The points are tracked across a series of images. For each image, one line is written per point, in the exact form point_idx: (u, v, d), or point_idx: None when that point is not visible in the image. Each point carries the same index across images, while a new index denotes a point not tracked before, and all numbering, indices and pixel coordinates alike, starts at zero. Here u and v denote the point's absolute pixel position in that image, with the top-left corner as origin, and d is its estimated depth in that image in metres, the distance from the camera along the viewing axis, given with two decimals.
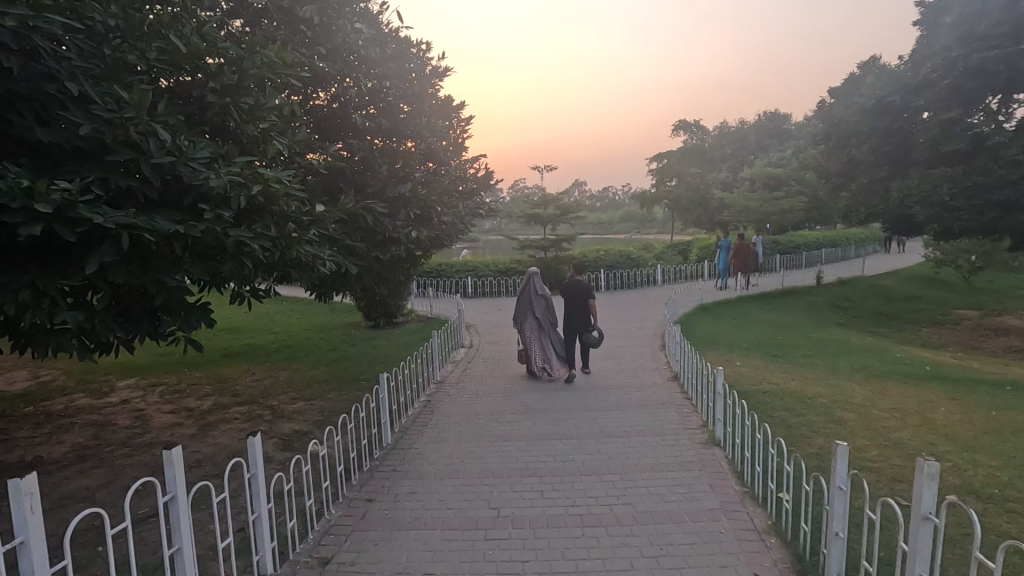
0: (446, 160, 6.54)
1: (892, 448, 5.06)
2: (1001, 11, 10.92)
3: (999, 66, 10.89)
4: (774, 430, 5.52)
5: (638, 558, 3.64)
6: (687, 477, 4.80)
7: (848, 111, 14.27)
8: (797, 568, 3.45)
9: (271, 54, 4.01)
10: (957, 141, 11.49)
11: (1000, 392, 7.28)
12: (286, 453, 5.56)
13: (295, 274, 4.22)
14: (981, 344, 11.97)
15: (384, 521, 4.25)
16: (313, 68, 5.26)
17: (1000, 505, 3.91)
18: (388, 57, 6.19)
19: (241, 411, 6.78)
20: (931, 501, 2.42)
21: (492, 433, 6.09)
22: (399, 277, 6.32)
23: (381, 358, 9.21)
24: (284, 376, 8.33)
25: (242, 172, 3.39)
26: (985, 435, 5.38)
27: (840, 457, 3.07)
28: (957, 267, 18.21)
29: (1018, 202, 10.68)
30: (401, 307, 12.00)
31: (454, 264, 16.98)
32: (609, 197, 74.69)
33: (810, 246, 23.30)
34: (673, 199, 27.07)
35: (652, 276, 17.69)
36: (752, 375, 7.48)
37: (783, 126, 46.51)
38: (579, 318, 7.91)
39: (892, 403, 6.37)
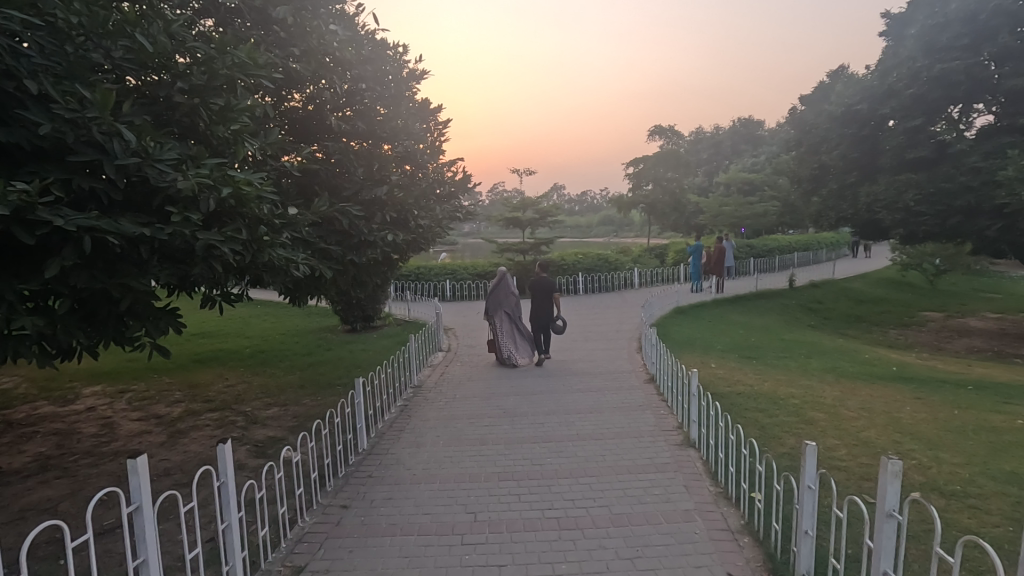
0: (423, 163, 6.52)
1: (859, 447, 5.19)
2: (961, 24, 11.36)
3: (960, 76, 11.29)
4: (747, 431, 5.61)
5: (614, 560, 3.66)
6: (663, 478, 4.85)
7: (817, 118, 14.66)
8: (768, 567, 3.51)
9: (243, 53, 3.91)
10: (920, 149, 11.89)
11: (963, 391, 7.53)
12: (259, 460, 5.46)
13: (268, 278, 4.13)
14: (946, 345, 12.37)
15: (360, 527, 4.21)
16: (286, 69, 5.19)
17: (962, 501, 4.04)
18: (364, 59, 6.16)
19: (213, 418, 6.64)
20: (895, 498, 2.49)
21: (469, 437, 6.07)
22: (376, 280, 6.27)
23: (359, 362, 9.12)
24: (258, 381, 8.17)
25: (212, 174, 3.31)
26: (948, 433, 5.56)
27: (809, 457, 3.14)
28: (923, 270, 18.81)
29: (978, 208, 11.10)
30: (378, 311, 11.91)
31: (432, 267, 16.95)
32: (587, 201, 75.40)
33: (783, 250, 23.83)
34: (650, 203, 27.36)
35: (629, 279, 17.89)
36: (726, 376, 7.60)
37: (756, 132, 47.54)
38: (546, 308, 8.78)
39: (861, 403, 6.53)
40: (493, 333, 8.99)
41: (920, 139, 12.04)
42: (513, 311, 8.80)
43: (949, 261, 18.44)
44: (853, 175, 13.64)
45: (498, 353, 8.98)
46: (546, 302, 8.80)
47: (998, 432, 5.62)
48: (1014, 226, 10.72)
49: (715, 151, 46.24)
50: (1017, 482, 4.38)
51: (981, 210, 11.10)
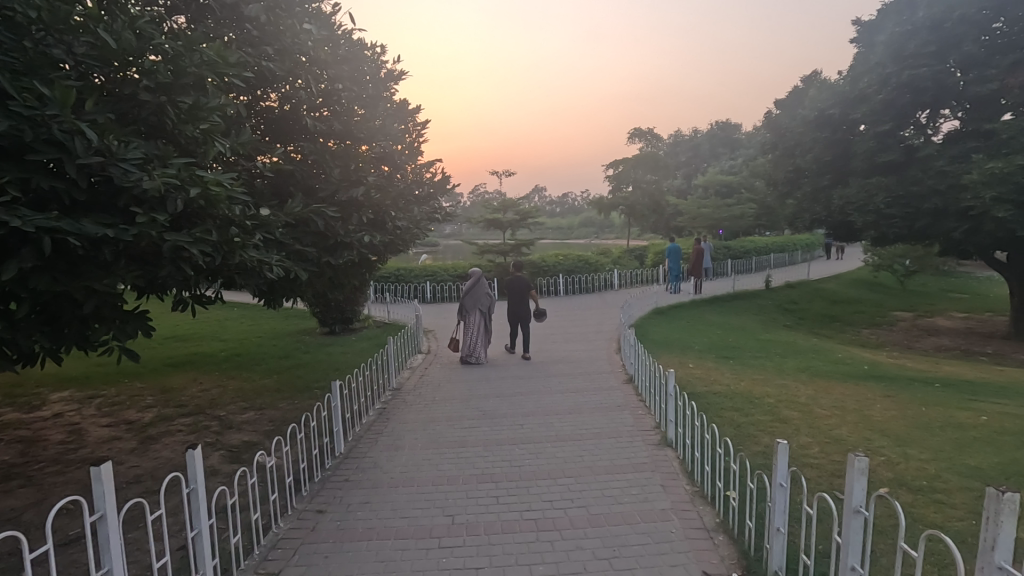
0: (401, 164, 6.47)
1: (832, 444, 5.29)
2: (928, 32, 11.68)
3: (927, 83, 11.63)
4: (723, 430, 5.68)
5: (591, 560, 3.67)
6: (640, 478, 4.89)
7: (791, 122, 14.94)
8: (742, 565, 3.56)
9: (212, 51, 3.83)
10: (890, 153, 12.21)
11: (931, 389, 7.74)
12: (233, 465, 5.36)
13: (240, 280, 4.07)
14: (915, 344, 12.70)
15: (336, 532, 4.16)
16: (259, 68, 5.11)
17: (928, 496, 4.14)
18: (340, 60, 6.11)
19: (186, 423, 6.50)
20: (861, 494, 2.55)
21: (447, 439, 6.04)
22: (353, 282, 6.21)
23: (337, 365, 9.03)
24: (233, 385, 8.03)
25: (179, 173, 3.23)
26: (916, 430, 5.70)
27: (781, 455, 3.19)
28: (893, 271, 19.29)
29: (946, 211, 11.42)
30: (357, 313, 11.80)
31: (412, 269, 16.86)
32: (568, 203, 75.82)
33: (760, 251, 24.23)
34: (629, 206, 27.35)
35: (609, 280, 18.02)
36: (702, 376, 7.69)
37: (732, 136, 48.30)
38: (523, 306, 9.11)
39: (834, 402, 6.67)
40: (466, 331, 9.17)
41: (890, 143, 12.36)
42: (488, 311, 9.06)
43: (918, 262, 18.96)
44: (826, 178, 13.95)
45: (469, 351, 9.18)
46: (522, 300, 9.13)
47: (963, 428, 5.78)
48: (979, 228, 11.06)
49: (693, 154, 46.87)
50: (980, 476, 4.51)
51: (948, 212, 11.41)
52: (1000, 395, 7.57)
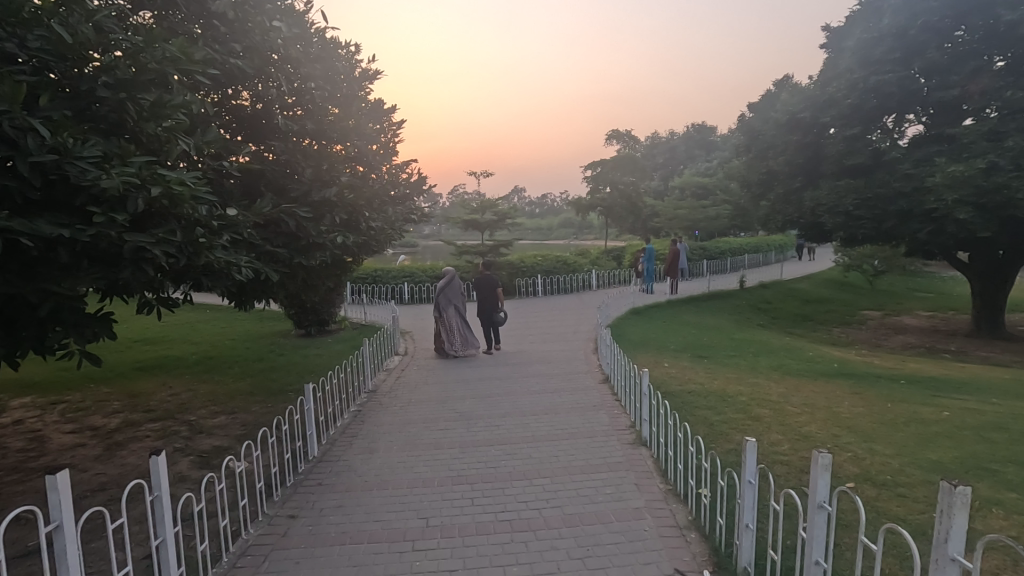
0: (376, 164, 6.42)
1: (801, 441, 5.40)
2: (893, 38, 12.01)
3: (892, 88, 11.96)
4: (696, 428, 5.75)
5: (565, 560, 3.68)
6: (615, 478, 4.92)
7: (764, 125, 15.23)
8: (713, 561, 3.60)
9: (175, 47, 3.75)
10: (858, 156, 12.52)
11: (896, 385, 7.96)
12: (202, 471, 5.24)
13: (207, 282, 3.99)
14: (883, 342, 13.06)
15: (307, 537, 4.10)
16: (227, 65, 5.00)
17: (891, 490, 4.25)
18: (313, 59, 6.02)
19: (154, 428, 6.34)
20: (825, 490, 2.61)
21: (423, 441, 6.01)
22: (328, 283, 6.13)
23: (312, 367, 8.91)
24: (204, 389, 7.85)
25: (140, 172, 3.14)
26: (882, 426, 5.86)
27: (749, 452, 3.24)
28: (862, 271, 19.79)
29: (911, 212, 11.76)
30: (334, 315, 11.67)
31: (390, 270, 16.73)
32: (547, 203, 76.17)
33: (734, 251, 24.66)
34: (606, 206, 27.60)
35: (587, 281, 18.16)
36: (678, 375, 7.77)
37: (708, 138, 49.14)
38: (492, 303, 9.63)
39: (804, 399, 6.82)
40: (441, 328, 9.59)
41: (858, 146, 12.67)
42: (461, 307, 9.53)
43: (886, 262, 19.49)
44: (798, 180, 14.25)
45: (447, 346, 9.67)
46: (491, 297, 9.62)
47: (926, 423, 5.96)
48: (943, 230, 11.41)
49: (671, 156, 47.45)
50: (941, 470, 4.64)
51: (914, 214, 11.76)
52: (962, 391, 7.81)
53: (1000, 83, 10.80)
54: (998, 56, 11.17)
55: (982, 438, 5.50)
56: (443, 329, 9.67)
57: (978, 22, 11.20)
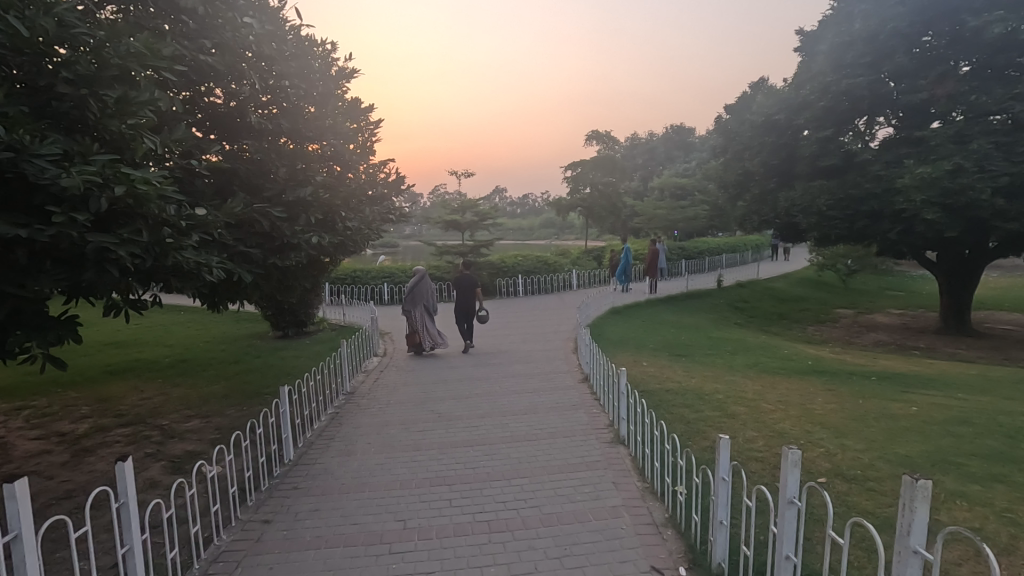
0: (353, 163, 6.35)
1: (775, 437, 5.49)
2: (864, 43, 12.28)
3: (863, 92, 12.24)
4: (673, 426, 5.80)
5: (543, 560, 3.69)
6: (593, 477, 4.94)
7: (740, 126, 15.47)
8: (689, 558, 3.64)
9: (140, 43, 3.67)
10: (831, 157, 12.79)
11: (868, 382, 8.14)
12: (173, 476, 5.12)
13: (177, 283, 3.89)
14: (855, 339, 13.36)
15: (282, 542, 4.04)
16: (197, 62, 4.89)
17: (861, 484, 4.35)
18: (287, 57, 5.93)
19: (125, 433, 6.19)
20: (795, 486, 2.66)
21: (402, 443, 5.96)
22: (304, 284, 6.05)
23: (288, 369, 8.77)
24: (178, 392, 7.69)
25: (103, 170, 3.06)
26: (853, 422, 5.98)
27: (723, 450, 3.28)
28: (836, 270, 20.21)
29: (882, 213, 12.04)
30: (311, 316, 11.52)
31: (369, 270, 16.59)
32: (528, 203, 76.33)
33: (712, 251, 24.99)
34: (586, 206, 27.73)
35: (568, 280, 18.24)
36: (656, 374, 7.84)
37: (687, 139, 49.73)
38: (469, 301, 9.72)
39: (778, 396, 6.93)
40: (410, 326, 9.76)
41: (831, 148, 12.95)
42: (431, 307, 9.63)
43: (859, 262, 19.94)
44: (773, 181, 14.50)
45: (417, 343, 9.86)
46: (467, 297, 9.71)
47: (895, 418, 6.10)
48: (912, 230, 11.71)
49: (650, 156, 47.87)
50: (908, 464, 4.76)
51: (884, 215, 12.05)
52: (930, 387, 8.03)
53: (966, 88, 11.09)
54: (964, 61, 11.47)
55: (948, 432, 5.66)
56: (413, 327, 9.83)
57: (945, 28, 11.48)
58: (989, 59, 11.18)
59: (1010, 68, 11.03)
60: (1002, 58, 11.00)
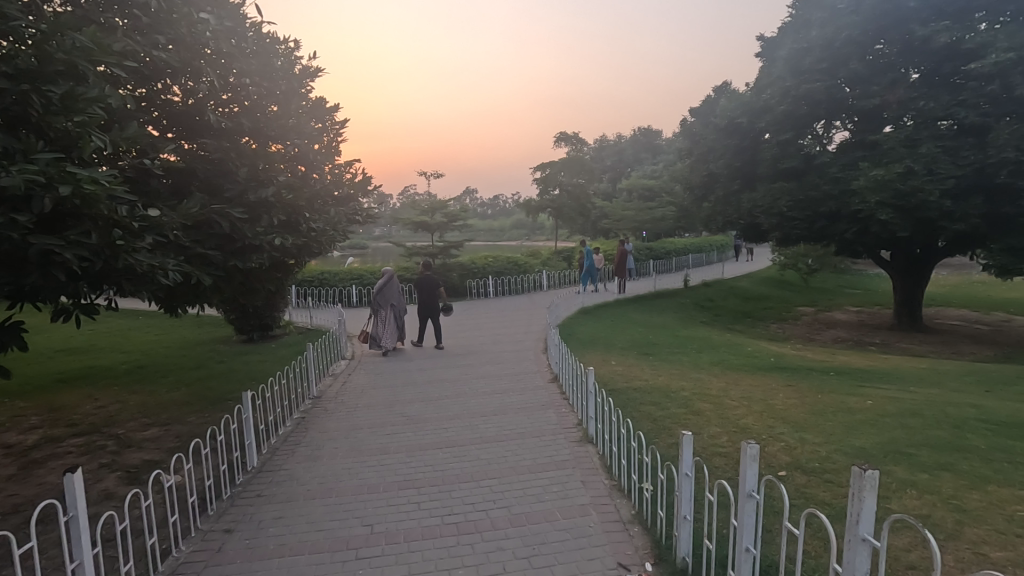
0: (317, 164, 6.24)
1: (738, 433, 5.63)
2: (821, 50, 12.71)
3: (820, 96, 12.66)
4: (640, 424, 5.89)
5: (511, 560, 3.69)
6: (561, 476, 4.98)
7: (705, 129, 15.81)
8: (654, 553, 3.70)
9: (87, 36, 3.53)
10: (791, 160, 13.19)
11: (826, 377, 8.43)
12: (129, 487, 4.94)
13: (131, 286, 3.76)
14: (816, 336, 13.80)
15: (244, 551, 3.93)
16: (151, 59, 4.73)
17: (819, 476, 4.49)
18: (249, 54, 5.81)
19: (78, 443, 5.93)
20: (753, 479, 2.73)
21: (370, 446, 5.89)
22: (268, 287, 5.91)
23: (253, 374, 8.56)
24: (135, 400, 7.42)
25: (46, 169, 2.93)
26: (813, 416, 6.18)
27: (686, 445, 3.34)
28: (797, 269, 20.84)
29: (839, 213, 12.47)
30: (277, 319, 11.27)
31: (337, 272, 16.34)
32: (499, 204, 76.40)
33: (679, 251, 25.46)
34: (556, 207, 27.89)
35: (538, 281, 18.32)
36: (624, 372, 7.94)
37: (654, 141, 50.59)
38: (434, 300, 9.91)
39: (742, 393, 7.11)
40: (375, 324, 10.01)
41: (791, 151, 13.36)
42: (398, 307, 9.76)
43: (818, 261, 20.61)
44: (736, 183, 14.88)
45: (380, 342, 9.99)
46: (432, 296, 9.88)
47: (852, 412, 6.33)
48: (867, 230, 12.17)
49: (618, 158, 48.48)
50: (863, 456, 4.95)
51: (841, 215, 12.47)
52: (885, 381, 8.36)
53: (915, 94, 11.56)
54: (912, 68, 11.95)
55: (900, 424, 5.90)
56: (378, 326, 9.95)
57: (896, 36, 11.91)
58: (936, 67, 11.59)
59: (955, 76, 11.42)
60: (948, 66, 11.39)
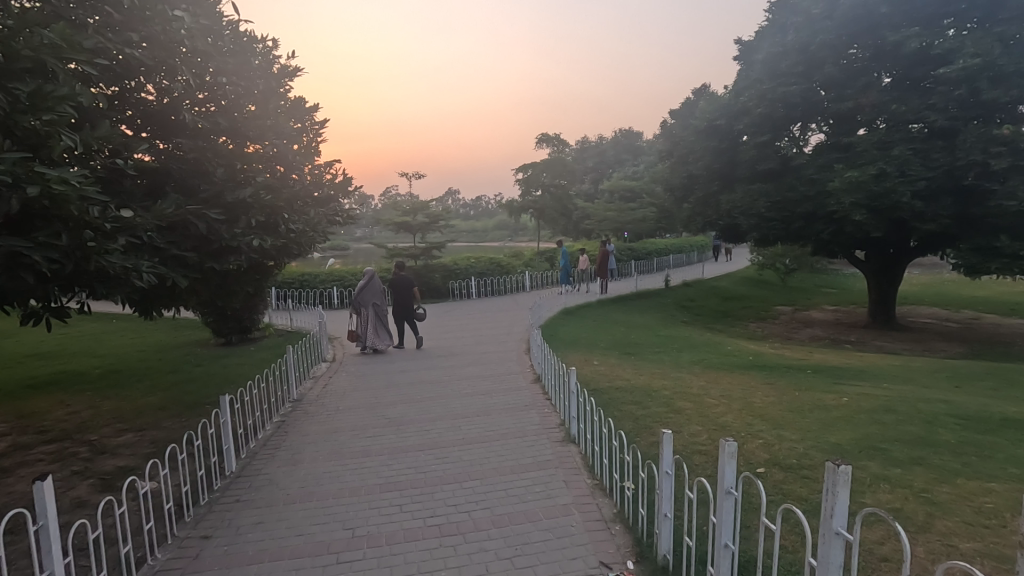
0: (297, 164, 6.17)
1: (718, 430, 5.70)
2: (797, 54, 12.97)
3: (797, 99, 12.90)
4: (622, 423, 5.94)
5: (493, 561, 3.69)
6: (543, 476, 4.99)
7: (685, 131, 16.00)
8: (635, 551, 3.73)
9: (55, 33, 3.43)
10: (769, 162, 13.42)
11: (803, 375, 8.59)
12: (103, 494, 4.82)
13: (104, 289, 3.68)
14: (794, 335, 14.04)
15: (222, 558, 3.87)
16: (124, 57, 4.63)
17: (797, 473, 4.57)
18: (226, 53, 5.73)
19: (49, 451, 5.78)
20: (731, 477, 2.77)
21: (351, 449, 5.84)
22: (246, 290, 5.82)
23: (231, 377, 8.42)
24: (109, 405, 7.25)
25: (13, 169, 2.85)
26: (790, 413, 6.29)
27: (666, 444, 3.38)
28: (776, 269, 21.19)
29: (815, 214, 12.71)
30: (256, 322, 11.12)
31: (317, 274, 16.17)
32: (482, 205, 76.34)
33: (660, 252, 25.72)
34: (539, 208, 27.96)
35: (521, 282, 18.35)
36: (606, 372, 7.99)
37: (635, 143, 51.06)
38: (409, 300, 9.91)
39: (722, 391, 7.20)
40: (359, 322, 10.04)
41: (769, 153, 13.58)
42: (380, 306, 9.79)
43: (796, 261, 20.98)
44: (716, 184, 15.08)
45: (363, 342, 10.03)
46: (407, 297, 9.88)
47: (828, 409, 6.47)
48: (842, 230, 12.43)
49: (600, 159, 48.81)
50: (839, 451, 5.05)
51: (817, 216, 12.71)
52: (860, 378, 8.54)
53: (887, 98, 11.82)
54: (885, 73, 12.20)
55: (875, 420, 6.03)
56: (361, 325, 9.99)
57: (869, 41, 12.17)
58: (906, 72, 11.85)
59: (925, 81, 11.68)
60: (918, 70, 11.63)
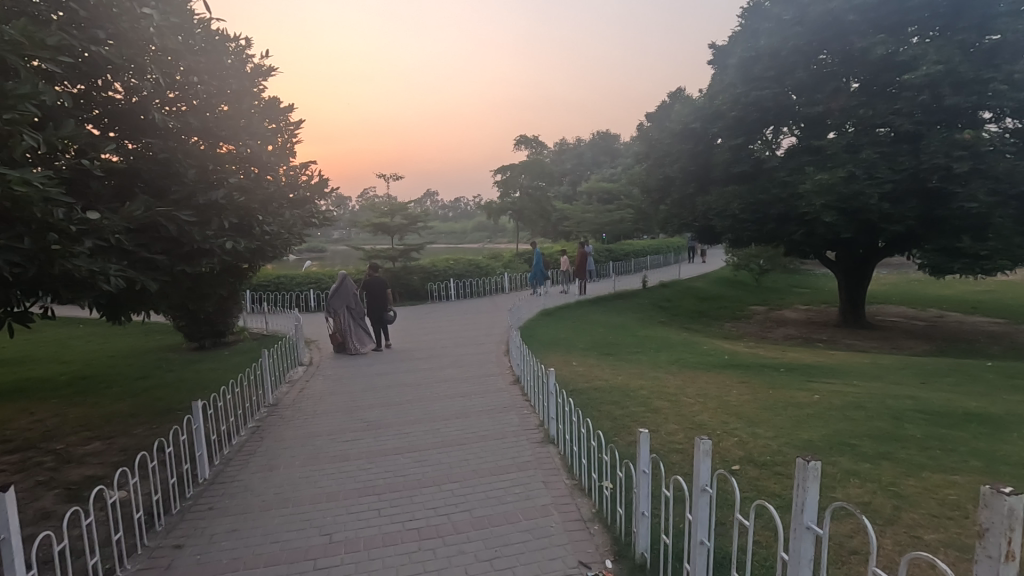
0: (271, 165, 6.08)
1: (694, 429, 5.78)
2: (769, 58, 13.22)
3: (769, 103, 13.17)
4: (600, 423, 5.98)
5: (473, 563, 3.68)
6: (522, 477, 5.00)
7: (661, 134, 16.20)
8: (614, 550, 3.77)
9: (15, 29, 3.33)
10: (743, 164, 13.66)
11: (777, 373, 8.76)
12: (69, 504, 4.68)
13: (70, 293, 3.58)
14: (767, 334, 14.32)
15: (195, 567, 3.79)
16: (89, 55, 4.50)
17: (770, 469, 4.66)
18: (196, 52, 5.63)
19: (11, 461, 5.58)
20: (707, 474, 2.81)
21: (328, 454, 5.76)
22: (219, 293, 5.69)
23: (204, 382, 8.25)
24: (75, 412, 7.03)
25: None
26: (764, 411, 6.41)
27: (643, 442, 3.42)
28: (750, 270, 21.57)
29: (787, 215, 12.98)
30: (230, 325, 10.91)
31: (294, 276, 15.95)
32: (460, 207, 76.17)
33: (638, 253, 25.97)
34: (518, 210, 28.03)
35: (500, 284, 18.35)
36: (585, 373, 8.04)
37: (613, 146, 51.54)
38: (382, 305, 9.82)
39: (698, 390, 7.30)
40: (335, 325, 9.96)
41: (742, 155, 13.82)
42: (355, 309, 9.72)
43: (770, 262, 21.38)
44: (691, 186, 15.29)
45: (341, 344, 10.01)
46: (382, 299, 9.80)
47: (801, 406, 6.61)
48: (814, 232, 12.72)
49: (578, 161, 49.12)
50: (810, 448, 5.17)
51: (790, 217, 12.99)
52: (831, 376, 8.74)
53: (856, 102, 12.13)
54: (853, 78, 12.51)
55: (845, 417, 6.17)
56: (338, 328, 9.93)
57: (838, 47, 12.47)
58: (873, 77, 12.17)
59: (892, 86, 11.97)
60: (885, 76, 11.96)
